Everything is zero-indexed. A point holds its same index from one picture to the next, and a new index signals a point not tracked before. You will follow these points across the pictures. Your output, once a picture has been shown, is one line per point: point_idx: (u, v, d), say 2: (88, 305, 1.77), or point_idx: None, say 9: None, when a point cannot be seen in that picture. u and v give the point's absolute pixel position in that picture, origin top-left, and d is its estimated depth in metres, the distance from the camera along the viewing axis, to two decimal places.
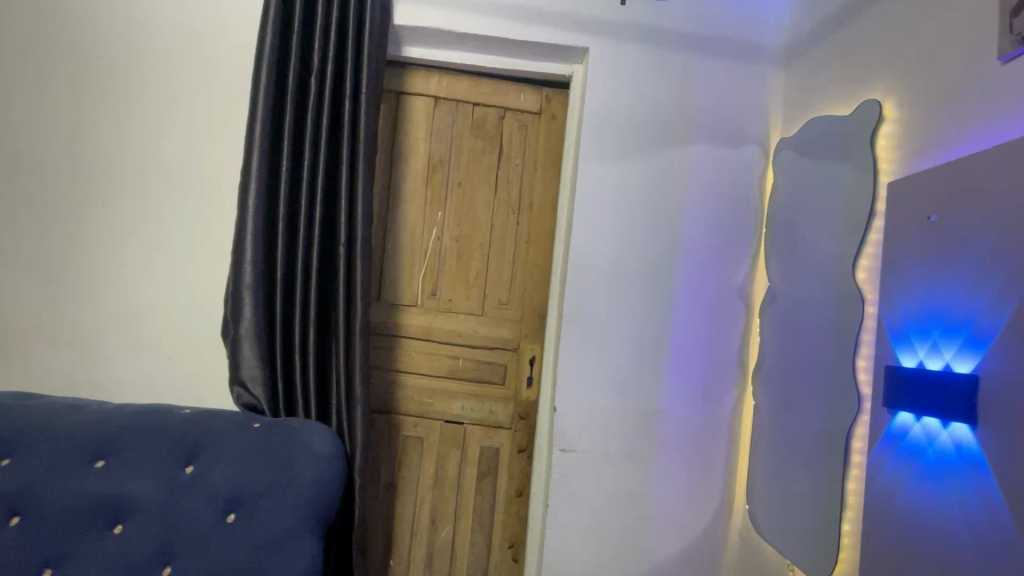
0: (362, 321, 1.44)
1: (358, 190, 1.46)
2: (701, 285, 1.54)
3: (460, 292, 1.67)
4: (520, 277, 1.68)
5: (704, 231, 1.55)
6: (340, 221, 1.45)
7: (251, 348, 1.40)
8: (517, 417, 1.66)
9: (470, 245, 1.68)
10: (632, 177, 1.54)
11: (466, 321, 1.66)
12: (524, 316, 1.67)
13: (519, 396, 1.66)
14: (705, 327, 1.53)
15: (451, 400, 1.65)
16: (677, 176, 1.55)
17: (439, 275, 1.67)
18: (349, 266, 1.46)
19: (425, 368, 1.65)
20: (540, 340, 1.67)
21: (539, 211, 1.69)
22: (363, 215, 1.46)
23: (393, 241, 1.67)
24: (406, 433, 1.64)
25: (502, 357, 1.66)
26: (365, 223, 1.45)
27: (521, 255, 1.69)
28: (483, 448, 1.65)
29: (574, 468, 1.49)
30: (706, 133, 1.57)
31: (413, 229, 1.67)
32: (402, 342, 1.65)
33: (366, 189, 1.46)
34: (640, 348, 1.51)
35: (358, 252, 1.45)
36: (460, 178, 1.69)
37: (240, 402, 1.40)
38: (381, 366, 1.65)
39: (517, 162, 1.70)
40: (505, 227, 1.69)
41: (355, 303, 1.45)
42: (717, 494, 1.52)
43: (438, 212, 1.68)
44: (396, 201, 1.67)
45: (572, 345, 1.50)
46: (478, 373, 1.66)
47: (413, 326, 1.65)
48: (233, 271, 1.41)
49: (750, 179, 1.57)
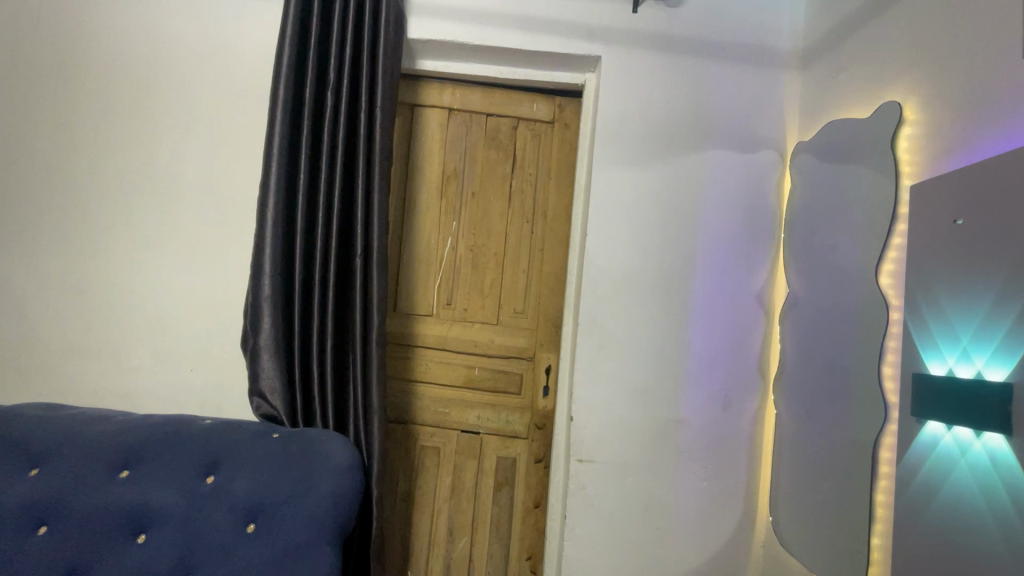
0: (379, 332, 1.45)
1: (374, 202, 1.47)
2: (719, 292, 1.52)
3: (475, 302, 1.67)
4: (536, 286, 1.68)
5: (721, 237, 1.53)
6: (356, 233, 1.47)
7: (270, 358, 1.42)
8: (534, 427, 1.65)
9: (484, 255, 1.69)
10: (647, 184, 1.53)
11: (482, 331, 1.67)
12: (539, 324, 1.67)
13: (535, 406, 1.65)
14: (724, 335, 1.51)
15: (467, 410, 1.64)
16: (692, 183, 1.53)
17: (454, 285, 1.68)
18: (366, 278, 1.48)
19: (441, 378, 1.65)
20: (555, 349, 1.66)
21: (554, 219, 1.69)
22: (379, 226, 1.47)
23: (408, 251, 1.68)
24: (422, 443, 1.64)
25: (518, 366, 1.66)
26: (381, 233, 1.47)
27: (536, 264, 1.69)
28: (500, 458, 1.64)
29: (593, 479, 1.47)
30: (722, 138, 1.55)
31: (428, 240, 1.69)
32: (418, 352, 1.66)
33: (382, 201, 1.48)
34: (658, 356, 1.50)
35: (375, 263, 1.46)
36: (474, 188, 1.70)
37: (259, 412, 1.42)
38: (397, 375, 1.65)
39: (531, 171, 1.71)
40: (520, 236, 1.69)
41: (371, 314, 1.46)
42: (740, 506, 1.49)
43: (452, 222, 1.69)
44: (411, 212, 1.69)
45: (588, 355, 1.49)
46: (494, 382, 1.65)
47: (429, 336, 1.66)
48: (252, 283, 1.43)
49: (767, 183, 1.55)
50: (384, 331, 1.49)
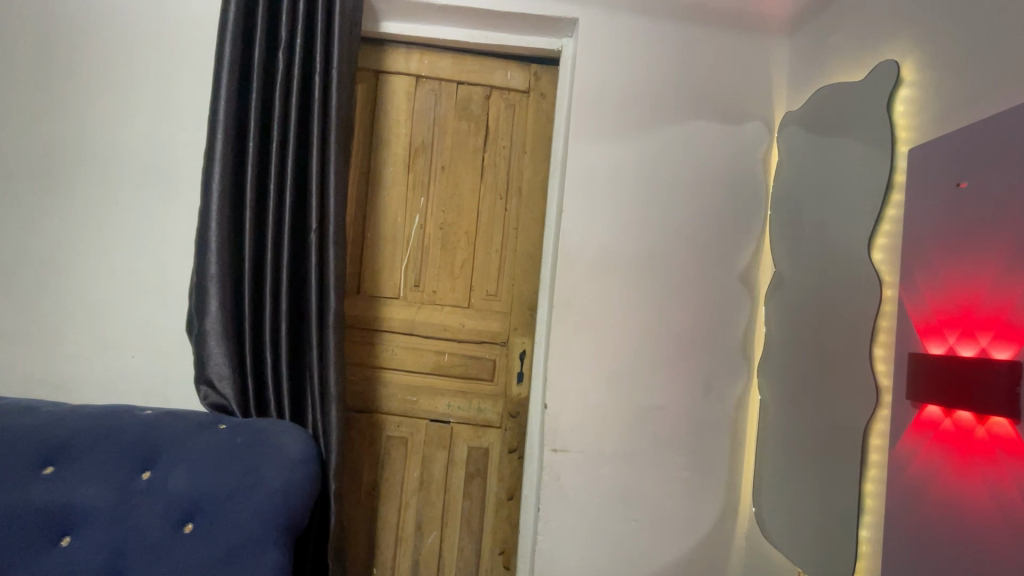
0: (336, 315, 1.34)
1: (331, 174, 1.36)
2: (702, 272, 1.43)
3: (445, 284, 1.57)
4: (509, 267, 1.58)
5: (706, 213, 1.44)
6: (311, 209, 1.35)
7: (218, 343, 1.30)
8: (507, 415, 1.55)
9: (454, 234, 1.58)
10: (627, 157, 1.43)
11: (452, 314, 1.57)
12: (513, 307, 1.57)
13: (508, 393, 1.56)
14: (709, 317, 1.42)
15: (436, 399, 1.55)
16: (674, 154, 1.44)
17: (422, 265, 1.57)
18: (322, 256, 1.36)
19: (409, 364, 1.55)
20: (530, 333, 1.57)
21: (529, 195, 1.59)
22: (336, 201, 1.36)
23: (372, 230, 1.57)
24: (389, 433, 1.54)
25: (490, 352, 1.56)
26: (338, 208, 1.35)
27: (509, 244, 1.59)
28: (471, 449, 1.55)
29: (567, 470, 1.38)
30: (707, 108, 1.45)
31: (395, 218, 1.58)
32: (384, 336, 1.55)
33: (338, 173, 1.36)
34: (637, 341, 1.41)
35: (331, 241, 1.34)
36: (443, 161, 1.59)
37: (207, 402, 1.32)
38: (361, 361, 1.55)
39: (504, 144, 1.60)
40: (492, 213, 1.59)
41: (328, 296, 1.34)
42: (722, 496, 1.41)
43: (420, 199, 1.58)
44: (375, 187, 1.58)
45: (562, 339, 1.40)
46: (465, 368, 1.56)
47: (395, 319, 1.56)
48: (198, 262, 1.31)
49: (755, 156, 1.45)
50: (343, 313, 1.38)
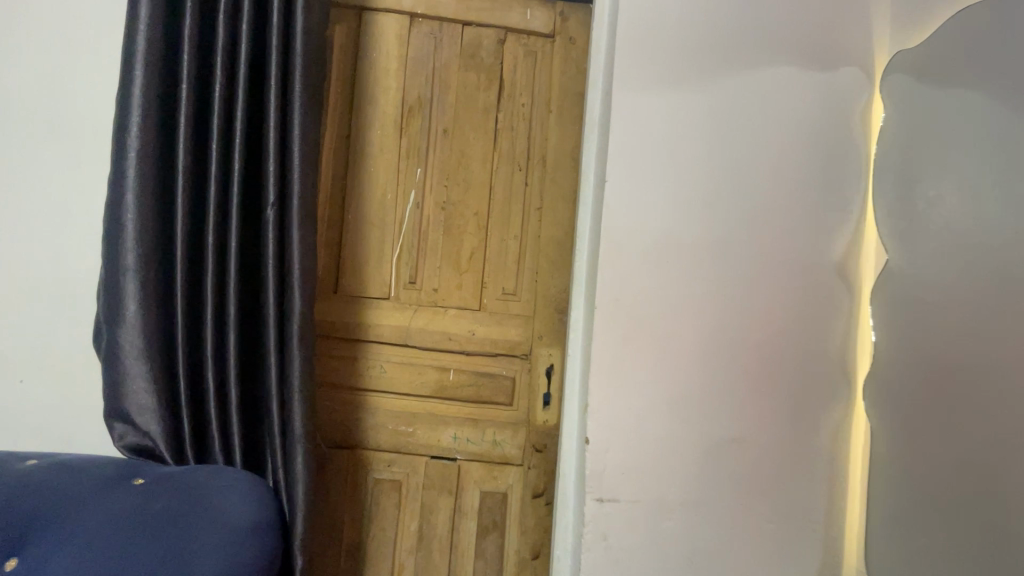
0: (302, 321, 0.97)
1: (293, 127, 0.98)
2: (789, 263, 1.09)
3: (448, 281, 1.22)
4: (532, 257, 1.24)
5: (793, 185, 1.10)
6: (268, 174, 0.98)
7: (137, 362, 0.93)
8: (531, 449, 1.20)
9: (459, 216, 1.23)
10: (690, 112, 1.10)
11: (459, 319, 1.21)
12: (537, 309, 1.23)
13: (532, 421, 1.21)
14: (796, 320, 1.09)
15: (439, 429, 1.19)
16: (749, 108, 1.11)
17: (419, 257, 1.22)
18: (282, 241, 0.99)
19: (402, 385, 1.19)
20: (559, 343, 1.22)
21: (555, 166, 1.25)
22: (304, 163, 0.98)
23: (354, 210, 1.22)
24: (376, 475, 1.18)
25: (508, 367, 1.22)
26: (305, 172, 0.98)
27: (531, 228, 1.24)
28: (485, 494, 1.20)
29: (618, 527, 1.04)
30: (792, 51, 1.12)
31: (383, 196, 1.23)
32: (369, 349, 1.20)
33: (304, 125, 0.98)
34: (707, 352, 1.07)
35: (294, 219, 0.97)
36: (445, 123, 1.25)
37: (123, 445, 0.95)
38: (339, 382, 1.19)
39: (524, 101, 1.26)
40: (509, 188, 1.24)
41: (289, 295, 0.97)
42: (819, 557, 1.08)
43: (417, 169, 1.24)
44: (358, 156, 1.23)
45: (608, 352, 1.06)
46: (476, 389, 1.20)
47: (385, 327, 1.20)
48: (107, 249, 0.93)
49: (853, 111, 1.12)
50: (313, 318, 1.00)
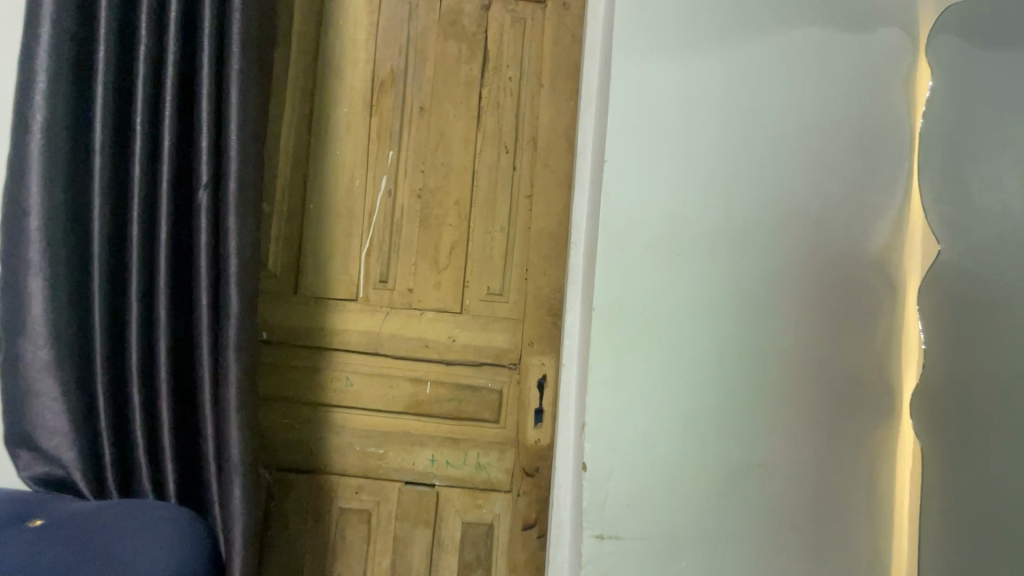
0: (240, 329, 0.80)
1: (231, 95, 0.82)
2: (821, 256, 0.93)
3: (424, 280, 1.06)
4: (520, 253, 1.08)
5: (823, 165, 0.94)
6: (202, 151, 0.82)
7: (44, 377, 0.78)
8: (521, 474, 1.04)
9: (437, 205, 1.07)
10: (703, 81, 0.94)
11: (437, 324, 1.06)
12: (527, 312, 1.07)
13: (522, 440, 1.05)
14: (829, 324, 0.93)
15: (414, 451, 1.03)
16: (772, 75, 0.95)
17: (391, 252, 1.06)
18: (219, 232, 0.83)
19: (372, 400, 1.04)
20: (552, 352, 1.06)
21: (548, 148, 1.09)
22: (243, 137, 0.82)
23: (318, 200, 1.07)
24: (342, 504, 1.03)
25: (494, 379, 1.06)
26: (245, 148, 0.82)
27: (520, 219, 1.08)
28: (468, 525, 1.04)
29: (621, 569, 0.88)
30: (822, 10, 0.96)
31: (350, 183, 1.07)
32: (334, 359, 1.04)
33: (243, 92, 0.82)
34: (724, 361, 0.91)
35: (230, 204, 0.81)
36: (421, 100, 1.09)
37: (28, 476, 0.80)
38: (300, 397, 1.03)
39: (511, 74, 1.10)
40: (494, 174, 1.09)
41: (226, 297, 0.80)
42: None
43: (388, 152, 1.08)
44: (320, 137, 1.08)
45: (608, 362, 0.90)
46: (456, 405, 1.05)
47: (352, 333, 1.04)
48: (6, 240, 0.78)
49: (894, 79, 0.96)
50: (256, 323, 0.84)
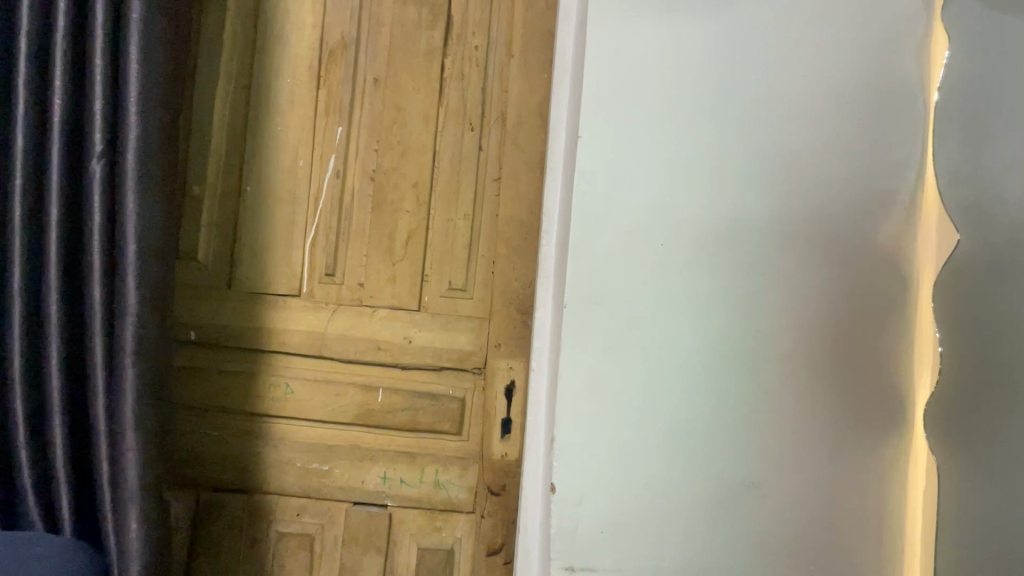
0: (139, 328, 0.68)
1: (129, 47, 0.68)
2: (822, 247, 0.82)
3: (377, 274, 0.94)
4: (486, 243, 0.96)
5: (825, 144, 0.83)
6: (94, 114, 0.69)
7: None
8: (485, 492, 0.93)
9: (392, 188, 0.95)
10: (691, 47, 0.82)
11: (391, 324, 0.94)
12: (493, 310, 0.95)
13: (486, 455, 0.93)
14: (831, 325, 0.81)
15: (363, 467, 0.91)
16: (768, 42, 0.83)
17: (339, 242, 0.94)
18: (115, 212, 0.70)
19: (315, 410, 0.92)
20: (521, 355, 0.95)
21: (518, 126, 0.97)
22: (143, 98, 0.68)
23: (256, 182, 0.94)
24: (281, 528, 0.90)
25: (455, 386, 0.94)
26: (146, 112, 0.69)
27: (487, 205, 0.96)
28: (425, 551, 0.92)
29: None
30: None
31: (293, 162, 0.95)
32: (273, 363, 0.92)
33: (145, 46, 0.68)
34: (712, 367, 0.80)
35: (127, 179, 0.68)
36: (375, 69, 0.96)
37: None
38: (234, 406, 0.91)
39: (478, 42, 0.98)
40: (458, 154, 0.96)
41: (122, 290, 0.68)
42: None
43: (337, 128, 0.95)
44: (260, 110, 0.95)
45: (580, 367, 0.79)
46: (412, 415, 0.92)
47: (293, 333, 0.92)
48: None
49: (908, 45, 0.85)
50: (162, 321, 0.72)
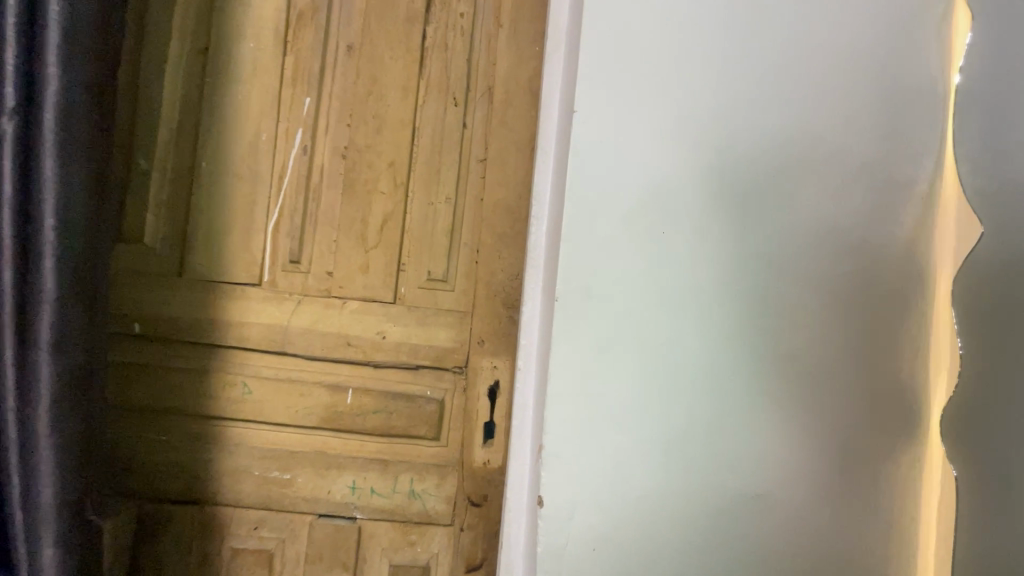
0: (62, 318, 0.59)
1: None
2: (834, 240, 0.76)
3: (348, 262, 0.85)
4: (469, 230, 0.87)
5: (839, 129, 0.77)
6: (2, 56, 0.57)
7: None
8: (465, 503, 0.84)
9: (366, 168, 0.86)
10: (698, 18, 0.75)
11: (363, 318, 0.85)
12: (476, 304, 0.87)
13: (467, 462, 0.85)
14: (841, 324, 0.75)
15: (329, 476, 0.82)
16: (780, 13, 0.76)
17: (306, 226, 0.85)
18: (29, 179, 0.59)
19: (276, 413, 0.82)
20: (506, 353, 0.86)
21: (507, 102, 0.89)
22: (71, 53, 0.59)
23: (212, 157, 0.84)
24: (235, 544, 0.81)
25: (434, 386, 0.85)
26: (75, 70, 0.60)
27: (471, 189, 0.88)
28: (398, 568, 0.83)
29: None
30: None
31: (255, 136, 0.85)
32: (229, 360, 0.82)
33: None
34: (716, 369, 0.73)
35: (49, 145, 0.58)
36: (349, 36, 0.87)
37: None
38: (183, 408, 0.81)
39: (464, 10, 0.89)
40: (439, 132, 0.88)
41: (40, 274, 0.58)
42: None
43: (305, 100, 0.86)
44: (217, 77, 0.85)
45: (573, 367, 0.71)
46: (385, 418, 0.84)
47: (253, 327, 0.83)
48: None
49: (927, 24, 0.78)
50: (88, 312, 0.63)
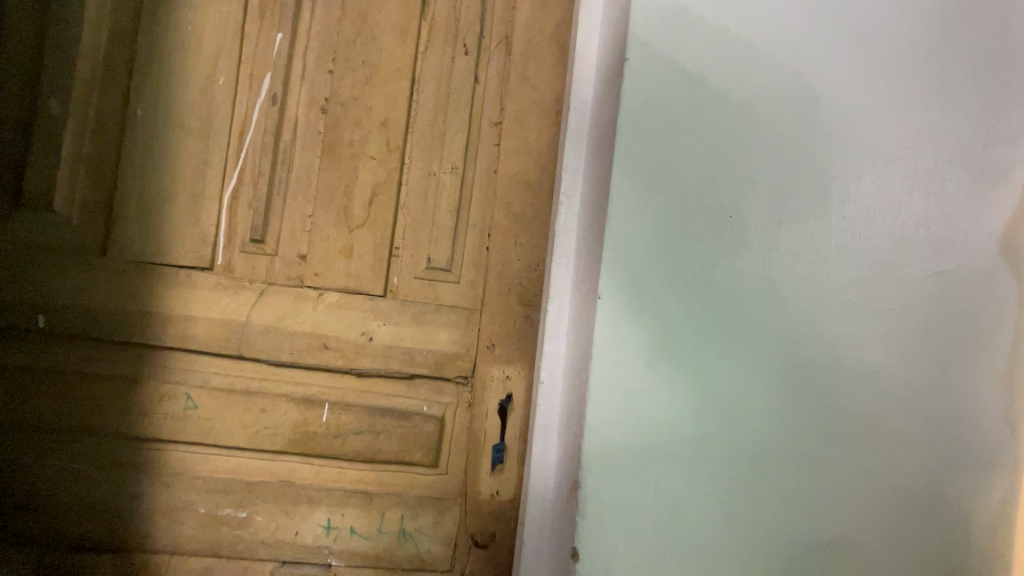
0: None
1: None
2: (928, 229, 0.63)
3: (327, 245, 0.68)
4: (479, 209, 0.71)
5: (936, 95, 0.63)
6: None
7: None
8: (468, 545, 0.68)
9: (353, 127, 0.68)
10: None
11: (344, 315, 0.67)
12: (486, 300, 0.71)
13: (471, 494, 0.69)
14: (935, 331, 0.62)
15: (297, 513, 0.65)
16: None
17: (274, 197, 0.67)
18: None
19: (229, 434, 0.64)
20: (521, 361, 0.71)
21: (528, 54, 0.72)
22: None
23: (150, 102, 0.65)
24: None
25: (432, 401, 0.69)
26: None
27: (482, 159, 0.71)
28: None
29: None
30: None
31: (209, 79, 0.66)
32: (170, 365, 0.64)
33: None
34: (787, 382, 0.60)
35: None
36: None
37: None
38: (106, 427, 0.63)
39: None
40: (445, 86, 0.71)
41: None
42: None
43: (276, 37, 0.68)
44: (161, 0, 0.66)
45: (616, 381, 0.57)
46: (369, 441, 0.67)
47: (201, 323, 0.65)
48: None
49: None
50: None
